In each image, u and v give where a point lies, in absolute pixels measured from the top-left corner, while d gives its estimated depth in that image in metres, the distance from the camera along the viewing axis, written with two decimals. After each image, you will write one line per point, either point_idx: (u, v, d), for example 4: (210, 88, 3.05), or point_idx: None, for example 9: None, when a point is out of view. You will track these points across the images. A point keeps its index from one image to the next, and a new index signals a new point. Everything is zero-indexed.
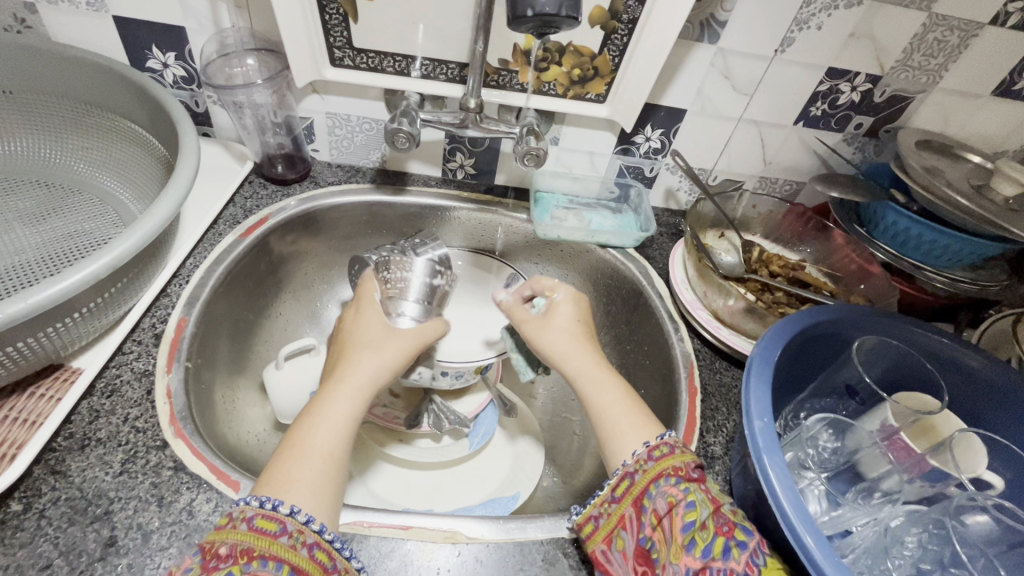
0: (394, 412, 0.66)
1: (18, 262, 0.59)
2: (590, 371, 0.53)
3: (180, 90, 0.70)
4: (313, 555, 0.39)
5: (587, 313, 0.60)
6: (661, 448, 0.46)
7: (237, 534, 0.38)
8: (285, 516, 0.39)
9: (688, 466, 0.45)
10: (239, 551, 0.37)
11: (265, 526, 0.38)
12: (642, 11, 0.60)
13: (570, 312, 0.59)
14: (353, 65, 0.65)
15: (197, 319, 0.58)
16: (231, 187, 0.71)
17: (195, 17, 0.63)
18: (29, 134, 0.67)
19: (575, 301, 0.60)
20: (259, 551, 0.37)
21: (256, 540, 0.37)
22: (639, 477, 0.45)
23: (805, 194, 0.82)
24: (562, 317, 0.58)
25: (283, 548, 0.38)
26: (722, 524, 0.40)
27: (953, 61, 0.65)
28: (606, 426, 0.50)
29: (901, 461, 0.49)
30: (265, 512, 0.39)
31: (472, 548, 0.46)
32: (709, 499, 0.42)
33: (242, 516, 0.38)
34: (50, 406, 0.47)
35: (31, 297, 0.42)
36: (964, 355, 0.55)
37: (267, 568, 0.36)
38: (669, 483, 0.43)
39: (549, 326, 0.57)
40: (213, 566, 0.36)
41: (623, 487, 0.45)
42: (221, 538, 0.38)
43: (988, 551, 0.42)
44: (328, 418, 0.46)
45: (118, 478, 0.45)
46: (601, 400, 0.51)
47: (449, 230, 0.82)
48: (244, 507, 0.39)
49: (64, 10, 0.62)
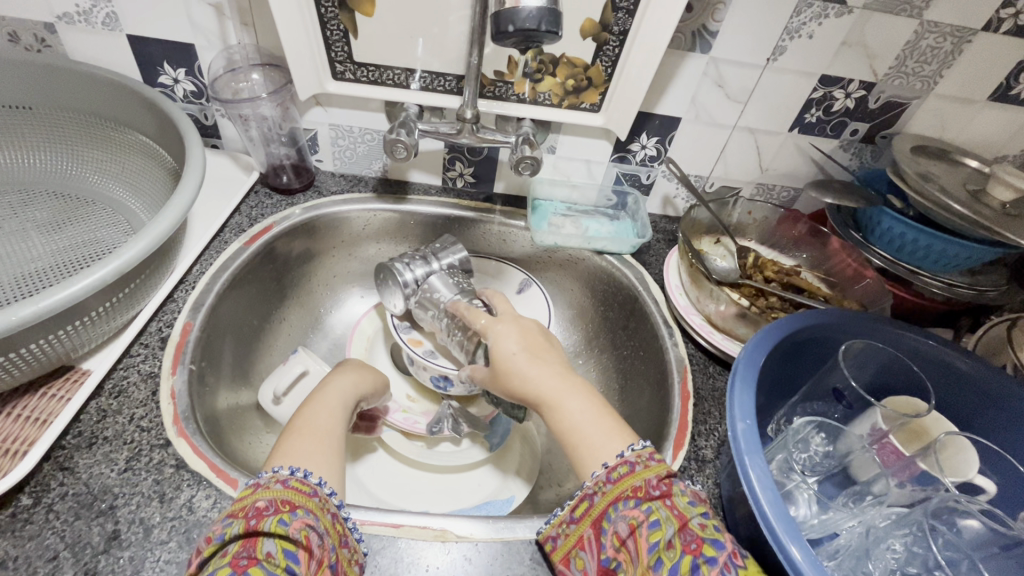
0: (415, 418, 0.69)
1: (34, 269, 0.62)
2: (546, 397, 0.54)
3: (190, 104, 0.73)
4: (336, 521, 0.42)
5: (523, 334, 0.59)
6: (620, 469, 0.46)
7: (273, 491, 0.42)
8: (314, 484, 0.44)
9: (648, 483, 0.44)
10: (279, 503, 0.41)
11: (299, 487, 0.43)
12: (632, 23, 0.61)
13: (513, 338, 0.58)
14: (354, 78, 0.68)
15: (201, 323, 0.60)
16: (238, 196, 0.73)
17: (204, 34, 0.65)
18: (47, 147, 0.71)
19: (508, 331, 0.59)
20: (298, 503, 0.41)
21: (294, 495, 0.42)
22: (598, 499, 0.45)
23: (803, 200, 0.83)
24: (502, 354, 0.57)
25: (317, 505, 0.42)
26: (689, 543, 0.40)
27: (947, 67, 0.66)
28: (576, 443, 0.51)
29: (889, 465, 0.50)
30: (298, 478, 0.44)
31: (462, 546, 0.47)
32: (675, 516, 0.42)
33: (277, 479, 0.43)
34: (60, 406, 0.50)
35: (41, 301, 0.45)
36: (952, 357, 0.55)
37: (310, 517, 0.41)
38: (629, 506, 0.43)
39: (509, 377, 0.56)
40: (257, 514, 0.40)
41: (582, 508, 0.46)
42: (259, 496, 0.41)
43: (974, 555, 0.42)
44: (315, 423, 0.52)
45: (122, 475, 0.47)
46: (564, 422, 0.52)
47: (465, 240, 0.83)
48: (277, 474, 0.43)
49: (81, 29, 0.66)
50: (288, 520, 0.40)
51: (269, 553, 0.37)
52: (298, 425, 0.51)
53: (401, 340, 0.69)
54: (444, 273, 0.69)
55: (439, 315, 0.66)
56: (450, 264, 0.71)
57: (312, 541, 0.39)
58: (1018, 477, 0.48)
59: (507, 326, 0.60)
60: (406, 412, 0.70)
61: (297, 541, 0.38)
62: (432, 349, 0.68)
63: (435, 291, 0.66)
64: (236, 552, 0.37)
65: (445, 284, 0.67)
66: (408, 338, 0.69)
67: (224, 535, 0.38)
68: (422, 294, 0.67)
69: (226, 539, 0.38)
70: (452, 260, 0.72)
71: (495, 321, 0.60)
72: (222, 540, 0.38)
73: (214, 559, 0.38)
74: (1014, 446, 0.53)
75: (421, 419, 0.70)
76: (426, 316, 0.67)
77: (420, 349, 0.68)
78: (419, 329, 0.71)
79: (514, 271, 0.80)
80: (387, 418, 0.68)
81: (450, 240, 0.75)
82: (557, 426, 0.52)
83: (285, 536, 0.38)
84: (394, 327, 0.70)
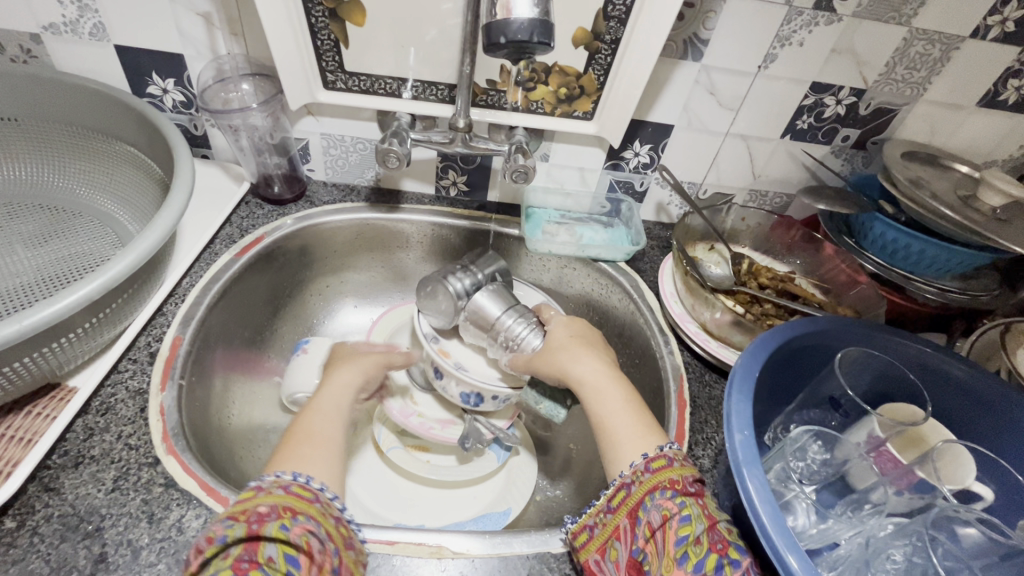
0: (430, 422, 0.67)
1: (20, 283, 0.61)
2: (590, 379, 0.56)
3: (179, 115, 0.72)
4: (339, 525, 0.42)
5: (582, 327, 0.63)
6: (660, 461, 0.46)
7: (274, 497, 0.41)
8: (316, 489, 0.44)
9: (685, 479, 0.44)
10: (281, 508, 0.40)
11: (301, 493, 0.42)
12: (624, 31, 0.61)
13: (569, 327, 0.62)
14: (345, 87, 0.67)
15: (191, 337, 0.59)
16: (228, 207, 0.73)
17: (193, 44, 0.65)
18: (34, 159, 0.70)
19: (568, 323, 0.63)
20: (299, 510, 0.41)
21: (295, 501, 0.41)
22: (635, 489, 0.45)
23: (796, 206, 0.83)
24: (557, 336, 0.61)
25: (319, 512, 0.42)
26: (716, 541, 0.41)
27: (936, 73, 0.66)
28: (605, 438, 0.51)
29: (886, 474, 0.50)
30: (299, 483, 0.43)
31: (457, 563, 0.47)
32: (705, 515, 0.42)
33: (279, 484, 0.42)
34: (46, 424, 0.49)
35: (24, 319, 0.44)
36: (948, 364, 0.55)
37: (312, 522, 0.40)
38: (664, 497, 0.43)
39: (558, 354, 0.58)
40: (258, 519, 0.39)
41: (619, 497, 0.45)
42: (259, 501, 0.40)
43: (973, 565, 0.42)
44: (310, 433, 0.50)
45: (110, 495, 0.46)
46: (602, 408, 0.53)
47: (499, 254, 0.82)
48: (278, 479, 0.43)
49: (67, 40, 0.65)
50: (289, 527, 0.39)
51: (270, 558, 0.37)
52: (297, 431, 0.50)
53: (430, 348, 0.66)
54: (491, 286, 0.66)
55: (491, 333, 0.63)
56: (490, 275, 0.70)
57: (313, 546, 0.39)
58: (1016, 484, 0.48)
59: (570, 321, 0.64)
60: (422, 416, 0.68)
61: (298, 546, 0.38)
62: (460, 361, 0.66)
63: (483, 308, 0.63)
64: (238, 555, 0.37)
65: (496, 301, 0.64)
66: (437, 348, 0.67)
67: (226, 536, 0.38)
68: (469, 309, 0.64)
69: (228, 541, 0.37)
70: (491, 273, 0.70)
71: (559, 315, 0.65)
72: (224, 541, 0.38)
73: (216, 559, 0.37)
74: (1009, 452, 0.53)
75: (437, 426, 0.68)
76: (474, 330, 0.65)
77: (449, 360, 0.66)
78: (448, 340, 0.68)
79: (529, 292, 0.75)
80: (403, 422, 0.67)
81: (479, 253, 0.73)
82: (594, 411, 0.53)
83: (288, 541, 0.38)
84: (423, 335, 0.67)
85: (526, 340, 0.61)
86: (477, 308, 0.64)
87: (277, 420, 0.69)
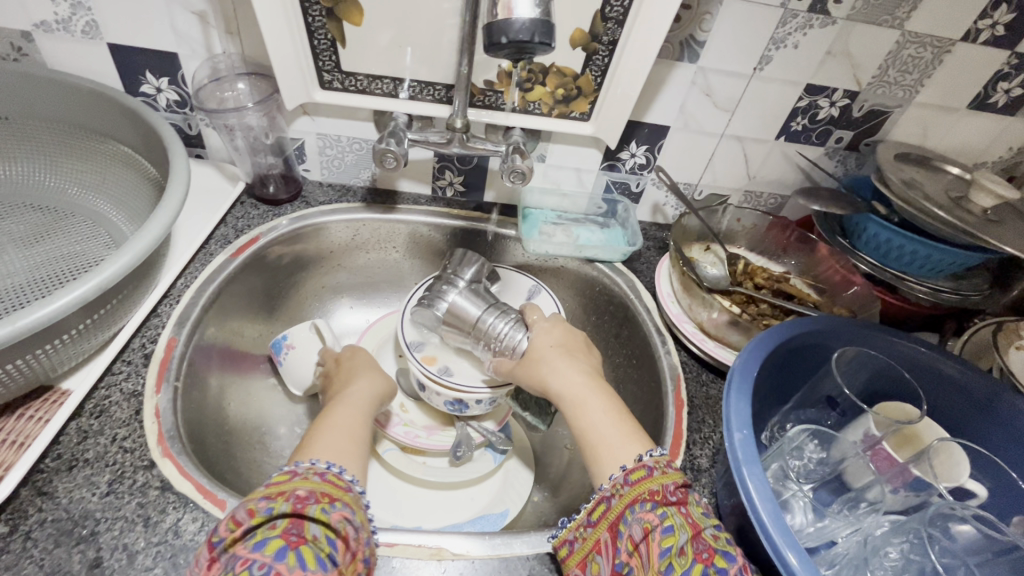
0: (416, 432, 0.66)
1: (11, 284, 0.60)
2: (570, 394, 0.55)
3: (173, 114, 0.72)
4: (366, 517, 0.43)
5: (565, 333, 0.62)
6: (639, 472, 0.46)
7: (312, 482, 0.42)
8: (348, 480, 0.44)
9: (665, 489, 0.44)
10: (319, 493, 0.41)
11: (336, 481, 0.43)
12: (622, 32, 0.61)
13: (551, 334, 0.61)
14: (342, 87, 0.67)
15: (186, 338, 0.58)
16: (224, 207, 0.72)
17: (188, 43, 0.64)
18: (25, 159, 0.69)
19: (550, 328, 0.62)
20: (336, 496, 0.41)
21: (332, 488, 0.42)
22: (615, 502, 0.45)
23: (790, 207, 0.84)
24: (538, 344, 0.60)
25: (353, 500, 0.42)
26: (701, 551, 0.40)
27: (928, 76, 0.67)
28: (587, 453, 0.51)
29: (884, 471, 0.51)
30: (333, 472, 0.44)
31: (457, 565, 0.47)
32: (689, 524, 0.42)
33: (317, 470, 0.43)
34: (38, 427, 0.48)
35: (19, 321, 0.43)
36: (942, 363, 0.56)
37: (348, 509, 0.41)
38: (645, 509, 0.43)
39: (542, 367, 0.58)
40: (301, 499, 0.39)
41: (599, 511, 0.46)
42: (300, 483, 0.41)
43: (970, 561, 0.42)
44: (333, 428, 0.51)
45: (104, 499, 0.45)
46: (583, 421, 0.53)
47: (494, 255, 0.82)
48: (316, 466, 0.44)
49: (59, 38, 0.64)
50: (329, 511, 0.40)
51: (314, 536, 0.38)
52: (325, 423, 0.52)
53: (413, 357, 0.65)
54: (469, 288, 0.66)
55: (475, 333, 0.63)
56: (471, 279, 0.68)
57: (350, 532, 0.39)
58: (1009, 482, 0.49)
59: (552, 325, 0.63)
60: (407, 425, 0.67)
61: (338, 530, 0.39)
62: (447, 366, 0.65)
63: (468, 310, 0.63)
64: (286, 527, 0.37)
65: (477, 302, 0.64)
66: (421, 356, 0.65)
67: (272, 509, 0.38)
68: (452, 312, 0.63)
69: (274, 514, 0.38)
70: (471, 276, 0.68)
71: (542, 318, 0.64)
72: (270, 514, 0.38)
73: (260, 529, 0.38)
74: (1001, 450, 0.53)
75: (423, 434, 0.67)
76: (459, 333, 0.63)
77: (434, 367, 0.64)
78: (429, 345, 0.67)
79: (520, 277, 0.75)
80: (388, 432, 0.66)
81: (458, 252, 0.71)
82: (577, 423, 0.53)
83: (328, 523, 0.39)
84: (406, 344, 0.65)
85: (511, 338, 0.61)
86: (459, 312, 0.63)
87: (273, 422, 0.69)
